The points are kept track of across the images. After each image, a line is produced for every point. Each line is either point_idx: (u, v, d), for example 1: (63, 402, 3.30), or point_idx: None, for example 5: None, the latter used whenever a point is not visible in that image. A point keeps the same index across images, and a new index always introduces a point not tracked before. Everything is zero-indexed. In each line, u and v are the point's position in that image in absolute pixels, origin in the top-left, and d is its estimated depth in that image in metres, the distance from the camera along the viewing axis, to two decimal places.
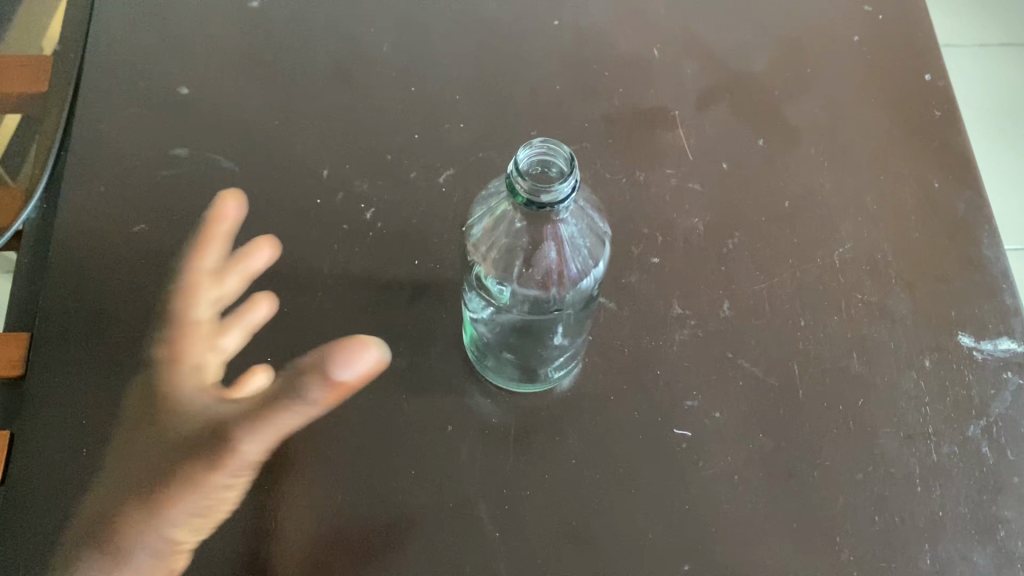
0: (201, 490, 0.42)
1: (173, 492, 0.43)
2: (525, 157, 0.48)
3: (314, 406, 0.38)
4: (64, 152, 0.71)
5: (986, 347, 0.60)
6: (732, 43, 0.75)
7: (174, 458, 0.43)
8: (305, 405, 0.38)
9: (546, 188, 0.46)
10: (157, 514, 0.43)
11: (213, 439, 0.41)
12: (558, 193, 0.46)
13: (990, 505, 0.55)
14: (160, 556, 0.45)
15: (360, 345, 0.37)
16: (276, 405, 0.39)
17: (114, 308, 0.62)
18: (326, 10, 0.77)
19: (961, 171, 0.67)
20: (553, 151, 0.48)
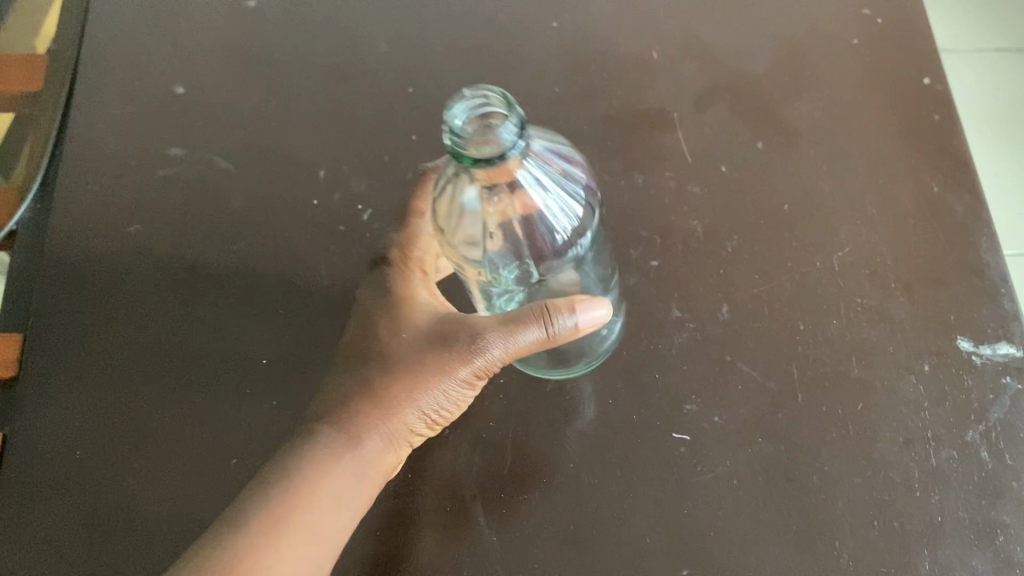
0: (440, 386, 0.52)
1: (419, 378, 0.52)
2: (464, 112, 0.43)
3: (570, 328, 0.51)
4: (59, 151, 0.70)
5: (985, 351, 0.60)
6: (731, 43, 0.74)
7: (429, 357, 0.52)
8: (576, 325, 0.51)
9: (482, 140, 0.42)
10: (395, 405, 0.52)
11: (468, 340, 0.51)
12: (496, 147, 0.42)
13: (989, 510, 0.54)
14: (392, 440, 0.52)
15: (602, 300, 0.52)
16: (540, 317, 0.50)
17: (109, 308, 0.62)
18: (322, 9, 0.77)
19: (961, 173, 0.67)
20: (487, 95, 0.43)
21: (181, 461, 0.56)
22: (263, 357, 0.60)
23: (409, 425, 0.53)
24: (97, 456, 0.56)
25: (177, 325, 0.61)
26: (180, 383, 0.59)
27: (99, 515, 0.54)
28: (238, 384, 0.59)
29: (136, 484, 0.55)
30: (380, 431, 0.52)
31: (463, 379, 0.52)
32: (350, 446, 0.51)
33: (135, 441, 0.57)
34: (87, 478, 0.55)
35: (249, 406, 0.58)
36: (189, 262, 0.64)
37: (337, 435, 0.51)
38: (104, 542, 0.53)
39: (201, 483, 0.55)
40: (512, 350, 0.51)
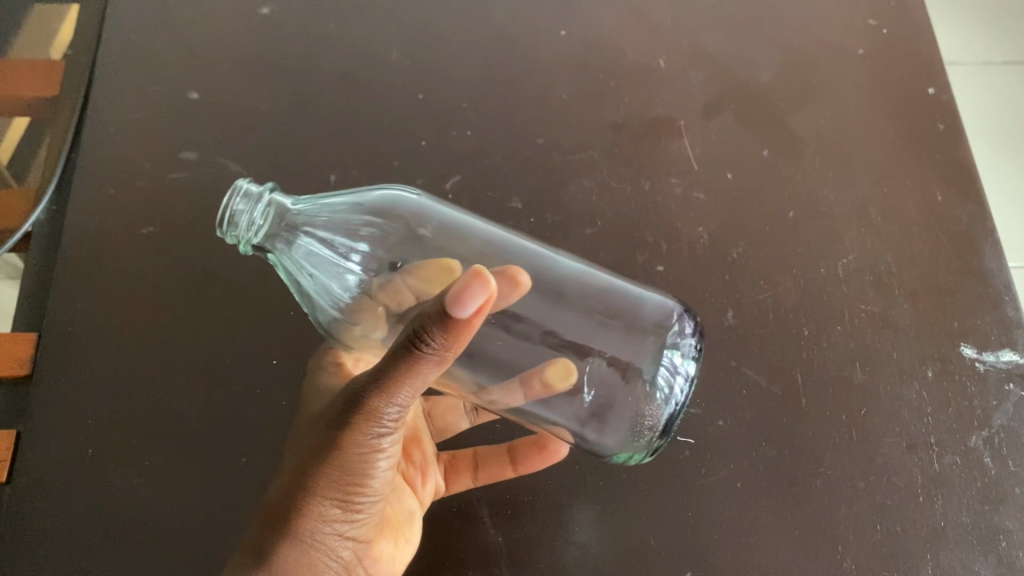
0: (333, 469, 0.47)
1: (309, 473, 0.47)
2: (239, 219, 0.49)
3: (448, 345, 0.42)
4: (75, 156, 0.71)
5: (989, 358, 0.60)
6: (737, 52, 0.75)
7: (321, 439, 0.47)
8: (452, 343, 0.42)
9: (248, 228, 0.49)
10: (301, 499, 0.47)
11: (350, 406, 0.45)
12: (243, 224, 0.49)
13: (992, 516, 0.55)
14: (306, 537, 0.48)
15: (472, 285, 0.40)
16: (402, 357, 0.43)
17: (121, 308, 0.63)
18: (333, 16, 0.78)
19: (964, 184, 0.68)
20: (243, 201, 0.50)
21: (191, 460, 0.57)
22: (274, 358, 0.61)
23: (327, 510, 0.48)
24: (108, 454, 0.57)
25: (187, 327, 0.62)
26: (192, 384, 0.60)
27: (110, 512, 0.55)
28: (250, 385, 0.60)
29: (147, 482, 0.56)
30: (298, 532, 0.47)
31: (359, 447, 0.46)
32: (271, 558, 0.47)
33: (146, 440, 0.58)
34: (98, 476, 0.56)
35: (260, 406, 0.59)
36: (199, 265, 0.65)
37: (255, 552, 0.47)
38: (116, 539, 0.54)
39: (211, 482, 0.56)
40: (400, 397, 0.45)
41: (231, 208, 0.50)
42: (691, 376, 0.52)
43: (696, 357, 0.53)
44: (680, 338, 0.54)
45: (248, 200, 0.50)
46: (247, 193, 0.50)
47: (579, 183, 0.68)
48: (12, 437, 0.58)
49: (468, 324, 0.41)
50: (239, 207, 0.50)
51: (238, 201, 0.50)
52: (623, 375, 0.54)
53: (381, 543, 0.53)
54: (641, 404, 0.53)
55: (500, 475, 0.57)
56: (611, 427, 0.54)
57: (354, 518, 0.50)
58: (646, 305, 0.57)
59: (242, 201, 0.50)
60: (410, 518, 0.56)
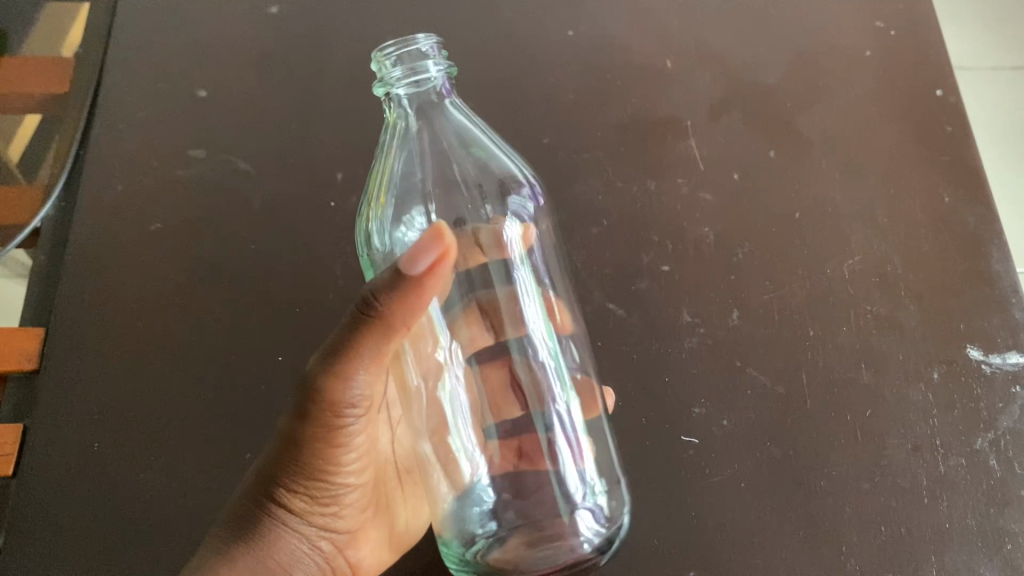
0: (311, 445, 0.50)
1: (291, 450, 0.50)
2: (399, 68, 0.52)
3: (395, 307, 0.46)
4: (83, 152, 0.71)
5: (995, 360, 0.60)
6: (745, 52, 0.75)
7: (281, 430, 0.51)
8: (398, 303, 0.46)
9: (399, 75, 0.52)
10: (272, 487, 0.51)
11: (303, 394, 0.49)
12: (397, 72, 0.52)
13: (998, 518, 0.55)
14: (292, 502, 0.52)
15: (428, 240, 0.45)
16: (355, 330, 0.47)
17: (127, 303, 0.63)
18: (341, 14, 0.78)
19: (973, 185, 0.67)
20: (421, 65, 0.52)
21: (195, 456, 0.57)
22: (278, 355, 0.61)
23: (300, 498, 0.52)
24: (115, 448, 0.58)
25: (192, 322, 0.62)
26: (196, 378, 0.60)
27: (115, 506, 0.56)
28: (255, 380, 0.60)
29: (150, 476, 0.57)
30: (280, 513, 0.51)
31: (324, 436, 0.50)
32: (248, 542, 0.50)
33: (151, 435, 0.58)
34: (104, 470, 0.57)
35: (263, 400, 0.59)
36: (205, 262, 0.65)
37: (234, 535, 0.51)
38: (120, 532, 0.55)
39: (216, 477, 0.57)
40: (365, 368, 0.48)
41: (409, 46, 0.52)
42: (602, 530, 0.52)
43: (599, 548, 0.51)
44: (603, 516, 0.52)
45: (421, 66, 0.53)
46: (433, 61, 0.53)
47: (585, 183, 0.68)
48: (18, 431, 0.58)
49: (426, 280, 0.45)
50: (411, 61, 0.52)
51: (418, 53, 0.52)
52: (537, 522, 0.54)
53: (369, 533, 0.58)
54: (523, 546, 0.52)
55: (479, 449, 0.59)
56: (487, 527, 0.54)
57: (330, 507, 0.54)
58: (603, 475, 0.55)
59: (422, 58, 0.52)
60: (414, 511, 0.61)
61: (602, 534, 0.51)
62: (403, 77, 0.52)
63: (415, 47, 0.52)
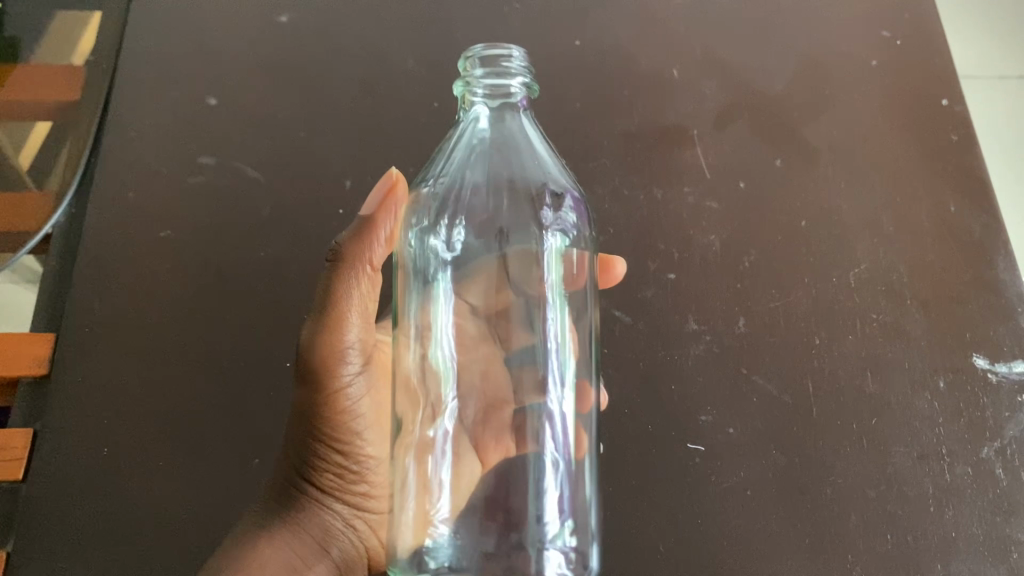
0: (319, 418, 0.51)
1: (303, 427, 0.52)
2: (479, 70, 0.54)
3: (359, 254, 0.49)
4: (94, 159, 0.72)
5: (1001, 369, 0.60)
6: (751, 62, 0.76)
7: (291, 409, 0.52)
8: (361, 250, 0.49)
9: (481, 73, 0.54)
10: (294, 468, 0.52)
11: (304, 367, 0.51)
12: (479, 74, 0.54)
13: (1003, 527, 0.55)
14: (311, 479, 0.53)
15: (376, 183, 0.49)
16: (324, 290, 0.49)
17: (136, 308, 0.64)
18: (349, 23, 0.79)
19: (979, 194, 0.68)
20: (504, 72, 0.54)
21: (205, 461, 0.58)
22: (287, 362, 0.61)
23: (324, 474, 0.53)
24: (124, 453, 0.58)
25: (201, 328, 0.63)
26: (207, 384, 0.61)
27: (126, 510, 0.56)
28: (263, 386, 0.60)
29: (161, 480, 0.57)
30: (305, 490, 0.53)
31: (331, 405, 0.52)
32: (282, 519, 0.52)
33: (161, 439, 0.59)
34: (113, 474, 0.58)
35: (273, 405, 0.60)
36: (215, 268, 0.65)
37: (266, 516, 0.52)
38: (131, 535, 0.56)
39: (226, 483, 0.57)
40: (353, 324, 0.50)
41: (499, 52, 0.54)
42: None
43: None
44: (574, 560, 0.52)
45: (507, 71, 0.54)
46: (520, 68, 0.54)
47: (592, 190, 0.69)
48: (29, 434, 0.59)
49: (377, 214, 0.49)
50: (496, 65, 0.54)
51: (504, 58, 0.54)
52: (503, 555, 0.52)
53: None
54: None
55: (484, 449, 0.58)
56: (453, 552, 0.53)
57: (358, 487, 0.55)
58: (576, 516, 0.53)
59: (510, 66, 0.54)
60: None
61: None
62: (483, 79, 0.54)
63: (503, 53, 0.53)
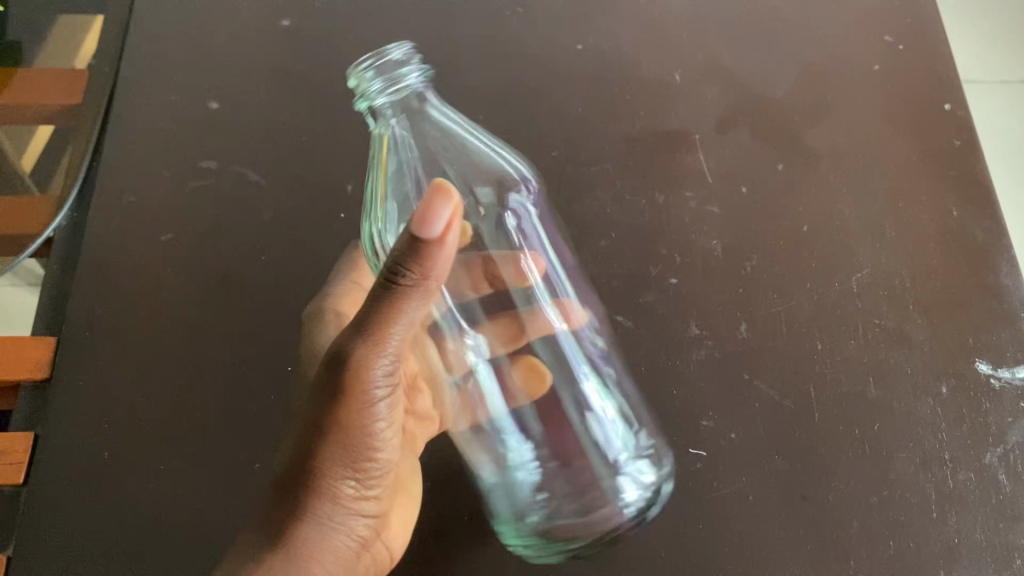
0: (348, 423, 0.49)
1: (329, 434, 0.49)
2: (377, 82, 0.52)
3: (428, 274, 0.45)
4: (96, 162, 0.72)
5: (1004, 374, 0.60)
6: (754, 66, 0.76)
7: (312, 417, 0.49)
8: (429, 270, 0.45)
9: (379, 85, 0.52)
10: (312, 482, 0.49)
11: (335, 374, 0.48)
12: (376, 83, 0.52)
13: (1007, 534, 0.55)
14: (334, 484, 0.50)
15: (435, 199, 0.43)
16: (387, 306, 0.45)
17: (137, 312, 0.64)
18: (352, 27, 0.79)
19: (982, 199, 0.68)
20: (398, 71, 0.53)
21: (205, 464, 0.58)
22: (287, 366, 0.61)
23: (343, 483, 0.51)
24: (124, 456, 0.58)
25: (202, 331, 0.63)
26: (207, 388, 0.61)
27: (126, 514, 0.56)
28: (264, 390, 0.60)
29: (161, 484, 0.57)
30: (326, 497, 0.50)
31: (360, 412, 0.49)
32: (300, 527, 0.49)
33: (161, 443, 0.59)
34: (113, 477, 0.57)
35: (274, 410, 0.60)
36: (217, 271, 0.65)
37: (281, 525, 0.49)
38: (131, 540, 0.55)
39: (226, 486, 0.57)
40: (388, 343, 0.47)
41: (382, 58, 0.52)
42: (648, 487, 0.54)
43: (635, 518, 0.53)
44: (644, 485, 0.54)
45: (405, 65, 0.53)
46: (405, 58, 0.53)
47: (594, 195, 0.69)
48: (30, 439, 0.59)
49: (439, 241, 0.44)
50: (389, 68, 0.52)
51: (396, 57, 0.52)
52: (581, 484, 0.56)
53: (392, 513, 0.56)
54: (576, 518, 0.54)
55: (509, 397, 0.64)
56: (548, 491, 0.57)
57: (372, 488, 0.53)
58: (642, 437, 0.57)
59: (400, 62, 0.53)
60: (412, 476, 0.59)
61: (644, 501, 0.53)
62: (385, 89, 0.52)
63: (389, 57, 0.52)
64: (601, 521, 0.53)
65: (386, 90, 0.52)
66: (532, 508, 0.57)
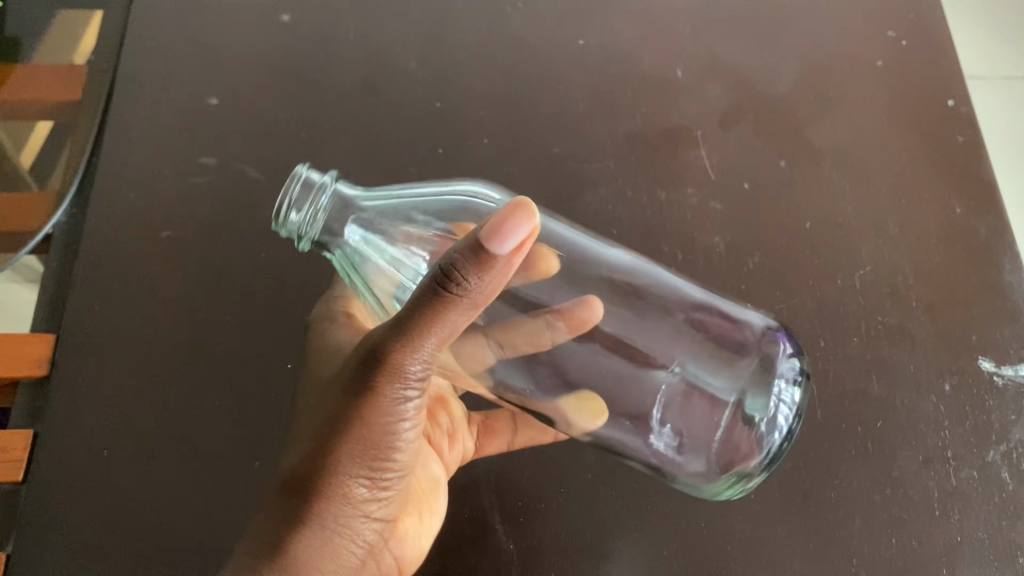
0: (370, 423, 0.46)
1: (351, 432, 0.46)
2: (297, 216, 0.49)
3: (479, 287, 0.41)
4: (95, 159, 0.72)
5: (1007, 372, 0.60)
6: (756, 62, 0.75)
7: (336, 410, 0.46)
8: (480, 280, 0.41)
9: (300, 216, 0.49)
10: (326, 479, 0.46)
11: (369, 367, 0.45)
12: (296, 216, 0.49)
13: (1009, 532, 0.55)
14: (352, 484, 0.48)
15: (513, 215, 0.40)
16: (428, 312, 0.42)
17: (136, 309, 0.64)
18: (352, 23, 0.79)
19: (985, 195, 0.67)
20: (310, 191, 0.50)
21: (205, 462, 0.58)
22: (288, 363, 0.61)
23: (358, 485, 0.48)
24: (124, 454, 0.58)
25: (202, 328, 0.63)
26: (207, 385, 0.60)
27: (126, 512, 0.56)
28: (265, 388, 0.60)
29: (161, 483, 0.57)
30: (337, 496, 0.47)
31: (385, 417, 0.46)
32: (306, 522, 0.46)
33: (161, 441, 0.58)
34: (113, 476, 0.57)
35: (274, 408, 0.59)
36: (217, 268, 0.65)
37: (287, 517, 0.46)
38: (130, 540, 0.55)
39: (227, 484, 0.57)
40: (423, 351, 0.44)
41: (284, 201, 0.50)
42: (794, 403, 0.52)
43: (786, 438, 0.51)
44: (791, 407, 0.51)
45: (310, 183, 0.50)
46: (303, 179, 0.50)
47: (595, 192, 0.68)
48: (29, 436, 0.58)
49: (505, 260, 0.41)
50: (300, 198, 0.50)
51: (297, 183, 0.50)
52: (714, 422, 0.53)
53: (403, 521, 0.54)
54: (741, 453, 0.51)
55: (544, 439, 0.59)
56: (687, 441, 0.54)
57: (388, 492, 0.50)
58: (740, 362, 0.54)
59: (302, 185, 0.50)
60: (434, 485, 0.57)
61: (791, 412, 0.51)
62: (306, 215, 0.49)
63: (290, 190, 0.50)
64: (754, 452, 0.51)
65: (307, 215, 0.49)
66: (534, 503, 0.56)
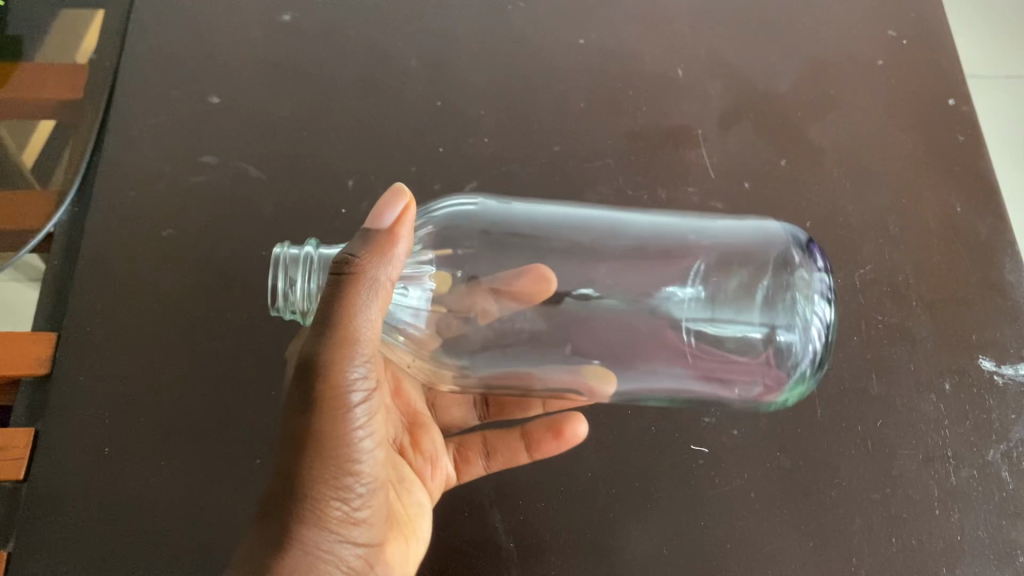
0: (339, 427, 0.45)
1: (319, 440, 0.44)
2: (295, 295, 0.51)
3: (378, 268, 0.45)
4: (97, 158, 0.71)
5: (1007, 371, 0.60)
6: (757, 61, 0.75)
7: (291, 432, 0.45)
8: (379, 267, 0.45)
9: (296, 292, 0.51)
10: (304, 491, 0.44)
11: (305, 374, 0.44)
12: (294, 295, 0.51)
13: (1010, 531, 0.55)
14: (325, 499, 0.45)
15: (388, 196, 0.48)
16: (345, 312, 0.44)
17: (137, 308, 0.64)
18: (352, 22, 0.79)
19: (985, 195, 0.67)
20: (296, 267, 0.51)
21: (206, 460, 0.58)
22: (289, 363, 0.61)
23: (331, 504, 0.45)
24: (125, 453, 0.58)
25: (203, 327, 0.63)
26: (207, 385, 0.61)
27: (126, 511, 0.56)
28: (266, 387, 0.60)
29: (161, 483, 0.57)
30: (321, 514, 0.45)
31: (344, 426, 0.45)
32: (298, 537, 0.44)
33: (161, 440, 0.59)
34: (114, 475, 0.57)
35: (274, 407, 0.60)
36: (219, 268, 0.65)
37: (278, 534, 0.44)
38: (130, 538, 0.55)
39: (228, 483, 0.57)
40: (360, 349, 0.45)
41: (280, 284, 0.51)
42: (827, 318, 0.50)
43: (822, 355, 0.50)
44: (826, 301, 0.51)
45: (290, 258, 0.51)
46: (282, 255, 0.51)
47: (595, 191, 0.68)
48: (30, 435, 0.58)
49: (390, 234, 0.46)
50: (289, 279, 0.51)
51: (276, 262, 0.51)
52: (753, 354, 0.56)
53: (387, 549, 0.51)
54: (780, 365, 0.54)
55: (514, 460, 0.58)
56: (737, 380, 0.57)
57: (351, 516, 0.47)
58: (756, 294, 0.58)
59: (282, 262, 0.51)
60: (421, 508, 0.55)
61: (825, 314, 0.51)
62: (301, 291, 0.51)
63: (275, 272, 0.51)
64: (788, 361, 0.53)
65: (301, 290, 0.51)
66: (536, 500, 0.57)
